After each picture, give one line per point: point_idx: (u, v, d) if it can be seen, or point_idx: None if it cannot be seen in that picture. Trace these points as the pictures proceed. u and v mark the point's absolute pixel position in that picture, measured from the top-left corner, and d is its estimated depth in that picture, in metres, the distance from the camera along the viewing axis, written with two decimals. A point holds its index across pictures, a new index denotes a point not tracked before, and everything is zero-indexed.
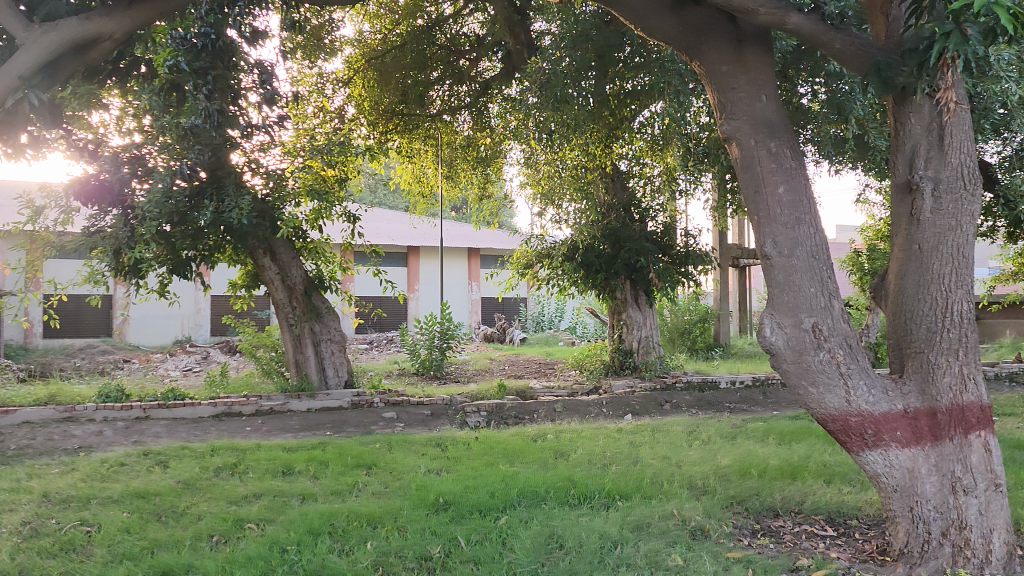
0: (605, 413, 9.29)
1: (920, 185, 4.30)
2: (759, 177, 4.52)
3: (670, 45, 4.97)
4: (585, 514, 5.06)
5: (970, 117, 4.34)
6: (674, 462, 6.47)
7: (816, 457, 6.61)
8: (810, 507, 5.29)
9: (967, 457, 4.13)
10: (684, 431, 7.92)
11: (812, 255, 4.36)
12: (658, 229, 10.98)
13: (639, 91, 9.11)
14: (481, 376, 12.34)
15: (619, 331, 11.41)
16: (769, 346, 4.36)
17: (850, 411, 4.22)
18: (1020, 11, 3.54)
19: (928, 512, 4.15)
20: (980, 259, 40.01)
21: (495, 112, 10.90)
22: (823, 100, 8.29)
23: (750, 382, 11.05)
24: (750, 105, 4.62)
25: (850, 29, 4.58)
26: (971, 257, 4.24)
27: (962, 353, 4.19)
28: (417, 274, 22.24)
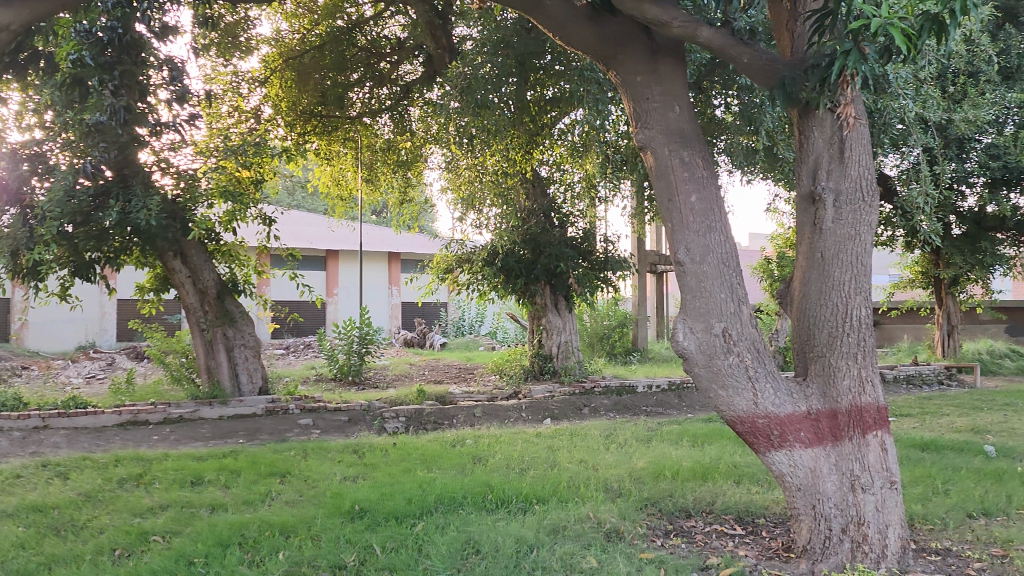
0: (524, 418, 9.34)
1: (822, 196, 4.49)
2: (672, 186, 4.63)
3: (588, 55, 5.06)
4: (501, 519, 5.09)
5: (869, 132, 4.55)
6: (591, 466, 6.56)
7: (726, 458, 6.82)
8: (721, 506, 5.44)
9: (865, 456, 4.33)
10: (601, 435, 8.04)
11: (722, 262, 4.49)
12: (579, 234, 11.15)
13: (559, 98, 9.21)
14: (400, 381, 12.25)
15: (539, 336, 11.54)
16: (682, 350, 4.45)
17: (758, 413, 4.35)
18: (913, 32, 3.74)
19: (830, 509, 4.32)
20: (881, 267, 42.07)
21: (415, 116, 10.91)
22: (736, 112, 8.53)
23: (666, 386, 11.29)
24: (663, 115, 4.73)
25: (758, 44, 4.77)
26: (869, 265, 4.45)
27: (860, 356, 4.38)
28: (336, 278, 21.91)
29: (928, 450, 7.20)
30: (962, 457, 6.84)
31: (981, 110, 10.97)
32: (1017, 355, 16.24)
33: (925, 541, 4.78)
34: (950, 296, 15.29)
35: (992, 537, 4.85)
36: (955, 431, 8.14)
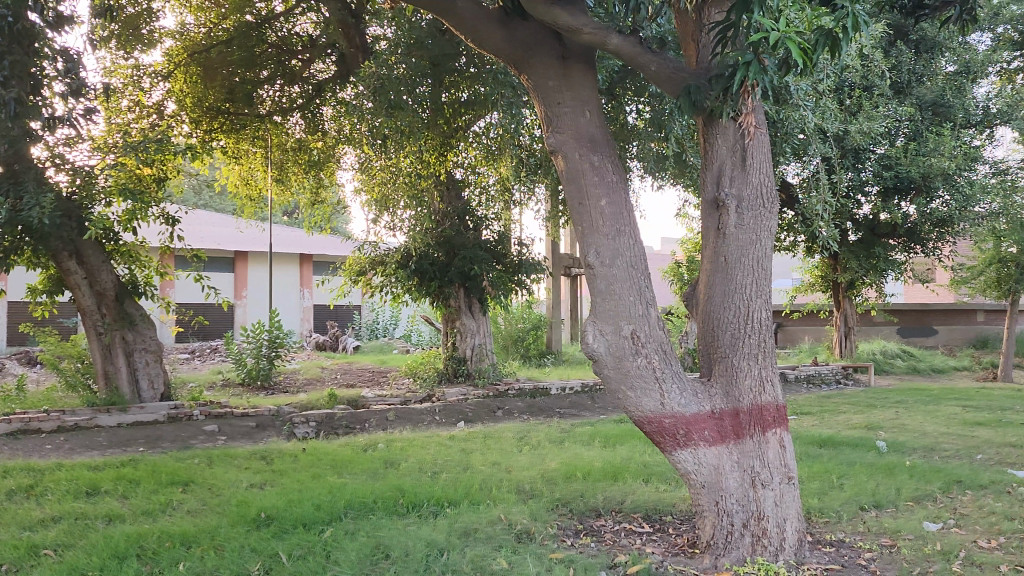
0: (437, 420, 9.31)
1: (726, 202, 4.63)
2: (583, 189, 4.69)
3: (500, 58, 5.08)
4: (412, 523, 5.05)
5: (770, 141, 4.73)
6: (504, 468, 6.58)
7: (636, 458, 6.95)
8: (629, 506, 5.54)
9: (764, 453, 4.49)
10: (514, 437, 8.08)
11: (631, 266, 4.57)
12: (492, 237, 11.25)
13: (473, 101, 9.18)
14: (312, 385, 12.03)
15: (452, 339, 11.46)
16: (592, 352, 4.52)
17: (664, 413, 4.44)
18: (809, 46, 3.91)
19: (732, 505, 4.45)
20: (784, 271, 43.84)
21: (327, 116, 10.74)
22: (648, 119, 8.67)
23: (579, 388, 11.44)
24: (574, 120, 4.79)
25: (666, 53, 4.89)
26: (769, 269, 4.62)
27: (761, 357, 4.54)
28: (245, 280, 21.39)
29: (826, 446, 7.53)
30: (856, 453, 7.17)
31: (874, 122, 11.49)
32: (908, 355, 17.13)
33: (820, 534, 4.99)
34: (847, 299, 16.04)
35: (882, 527, 5.10)
36: (851, 428, 8.53)
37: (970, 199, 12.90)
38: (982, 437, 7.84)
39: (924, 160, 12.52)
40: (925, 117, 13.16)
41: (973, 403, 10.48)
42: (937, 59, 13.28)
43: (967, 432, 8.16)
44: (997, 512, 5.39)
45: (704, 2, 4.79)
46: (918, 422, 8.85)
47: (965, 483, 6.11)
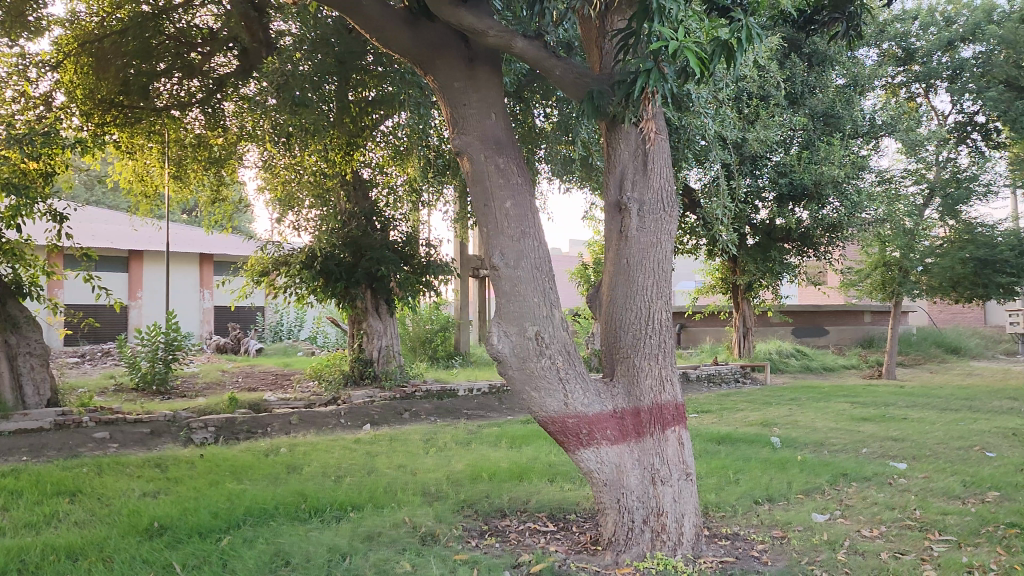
0: (343, 423, 9.17)
1: (628, 206, 4.74)
2: (489, 191, 4.71)
3: (405, 58, 5.06)
4: (315, 528, 4.96)
5: (669, 147, 4.86)
6: (410, 471, 6.54)
7: (542, 458, 7.02)
8: (534, 505, 5.60)
9: (663, 451, 4.61)
10: (421, 439, 8.04)
11: (535, 267, 4.62)
12: (400, 238, 11.08)
13: (381, 100, 8.90)
14: (211, 389, 11.67)
15: (359, 340, 11.31)
16: (497, 353, 4.54)
17: (568, 413, 4.50)
18: (705, 55, 4.05)
19: (632, 502, 4.54)
20: (683, 275, 45.39)
21: (228, 112, 10.44)
22: (555, 122, 8.75)
23: (486, 389, 11.47)
24: (480, 121, 4.81)
25: (570, 58, 4.97)
26: (669, 271, 4.74)
27: (661, 357, 4.66)
28: (140, 281, 20.63)
29: (723, 442, 7.79)
30: (752, 449, 7.44)
31: (770, 131, 11.98)
32: (801, 354, 17.90)
33: (716, 527, 5.16)
34: (746, 301, 16.66)
35: (774, 520, 5.31)
36: (748, 425, 8.85)
37: (857, 206, 13.51)
38: (867, 432, 8.27)
39: (816, 168, 13.13)
40: (817, 127, 13.77)
41: (859, 400, 11.04)
42: (828, 72, 13.94)
43: (854, 427, 8.59)
44: (879, 502, 5.70)
45: (607, 9, 4.88)
46: (809, 419, 9.26)
47: (851, 475, 6.43)
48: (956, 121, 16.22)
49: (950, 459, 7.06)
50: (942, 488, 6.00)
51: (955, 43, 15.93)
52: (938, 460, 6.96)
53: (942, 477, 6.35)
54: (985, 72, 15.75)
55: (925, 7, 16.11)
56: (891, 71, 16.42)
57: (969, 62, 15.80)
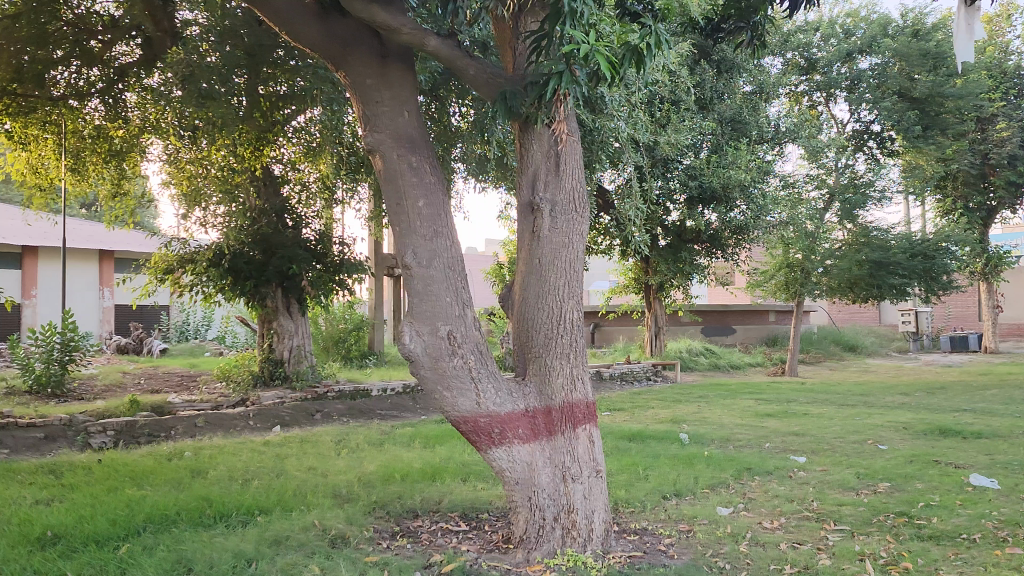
0: (252, 425, 8.96)
1: (541, 205, 4.77)
2: (400, 190, 4.67)
3: (316, 53, 4.97)
4: (219, 534, 4.81)
5: (581, 148, 4.92)
6: (320, 473, 6.42)
7: (454, 458, 7.01)
8: (447, 505, 5.59)
9: (574, 449, 4.67)
10: (333, 440, 7.93)
11: (447, 267, 4.61)
12: (313, 237, 10.89)
13: (294, 95, 8.78)
14: (111, 391, 11.20)
15: (268, 340, 11.06)
16: (408, 353, 4.49)
17: (479, 413, 4.50)
18: (615, 60, 4.13)
19: (544, 500, 4.58)
20: (597, 276, 46.20)
21: (130, 103, 9.97)
22: (471, 122, 8.72)
23: (400, 389, 11.40)
24: (392, 120, 4.75)
25: (483, 58, 4.99)
26: (580, 271, 4.80)
27: (572, 356, 4.71)
28: (34, 278, 19.63)
29: (634, 439, 7.96)
30: (661, 446, 7.62)
31: (681, 135, 12.25)
32: (710, 352, 18.42)
33: (626, 523, 5.25)
34: (657, 300, 17.08)
35: (680, 514, 5.45)
36: (658, 422, 9.06)
37: (762, 210, 14.04)
38: (770, 428, 8.58)
39: (724, 171, 13.52)
40: (726, 132, 14.16)
41: (763, 396, 11.46)
42: (736, 79, 14.29)
43: (757, 423, 8.90)
44: (779, 495, 5.92)
45: (521, 10, 4.90)
46: (716, 416, 9.54)
47: (754, 470, 6.66)
48: (853, 129, 17.00)
49: (847, 452, 7.39)
50: (838, 480, 6.27)
51: (853, 54, 16.62)
52: (835, 454, 7.28)
53: (838, 470, 6.64)
54: (880, 83, 16.64)
55: (827, 19, 16.67)
56: (794, 80, 16.98)
57: (866, 73, 16.57)
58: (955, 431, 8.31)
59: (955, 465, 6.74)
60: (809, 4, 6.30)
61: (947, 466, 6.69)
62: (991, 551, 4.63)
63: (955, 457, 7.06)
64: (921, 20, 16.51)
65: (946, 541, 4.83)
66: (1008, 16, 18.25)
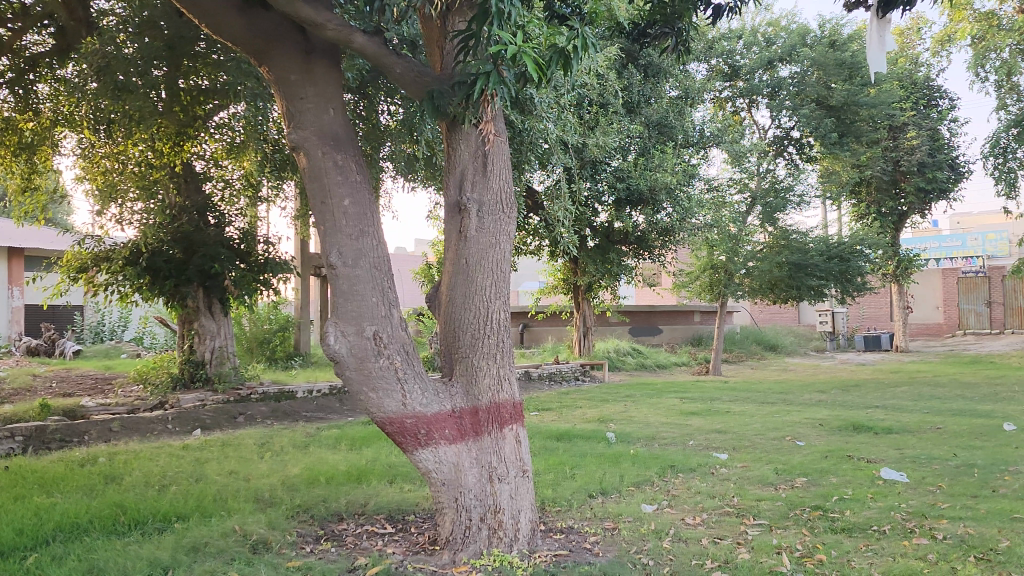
0: (171, 430, 8.70)
1: (468, 206, 4.75)
2: (325, 189, 4.59)
3: (238, 47, 4.86)
4: (133, 542, 4.65)
5: (508, 149, 4.93)
6: (241, 477, 6.27)
7: (381, 460, 6.94)
8: (373, 508, 5.53)
9: (501, 449, 4.69)
10: (256, 444, 7.74)
11: (373, 267, 4.56)
12: (236, 236, 10.62)
13: (216, 90, 8.57)
14: (19, 395, 10.70)
15: (189, 341, 10.72)
16: (333, 354, 4.41)
17: (406, 413, 4.46)
18: (543, 61, 4.15)
19: (470, 500, 4.57)
20: (525, 278, 46.45)
21: (42, 94, 9.56)
22: (399, 121, 8.64)
23: (327, 390, 11.24)
24: (317, 117, 4.67)
25: (409, 56, 4.96)
26: (507, 272, 4.81)
27: (499, 356, 4.72)
28: None
29: (562, 439, 8.02)
30: (587, 445, 7.71)
31: (609, 137, 12.38)
32: (637, 352, 18.71)
33: (552, 522, 5.29)
34: (586, 301, 17.30)
35: (606, 512, 5.52)
36: (585, 422, 9.14)
37: (687, 212, 14.32)
38: (694, 426, 8.77)
39: (651, 174, 13.72)
40: (652, 136, 14.40)
41: (688, 395, 11.71)
42: (662, 84, 14.52)
43: (682, 422, 9.08)
44: (701, 492, 6.05)
45: (448, 10, 4.87)
46: (642, 415, 9.70)
47: (678, 467, 6.80)
48: (774, 135, 17.51)
49: (766, 449, 7.61)
50: (758, 476, 6.45)
51: (774, 62, 17.10)
52: (755, 450, 7.48)
53: (758, 466, 6.83)
54: (799, 91, 17.22)
55: (749, 27, 17.05)
56: (718, 85, 17.35)
57: (786, 81, 17.10)
58: (868, 427, 8.63)
59: (868, 459, 7.01)
60: (731, 13, 6.46)
61: (860, 460, 6.95)
62: (899, 541, 4.82)
63: (867, 452, 7.34)
64: (838, 31, 17.10)
65: (858, 533, 5.01)
66: (918, 30, 19.12)
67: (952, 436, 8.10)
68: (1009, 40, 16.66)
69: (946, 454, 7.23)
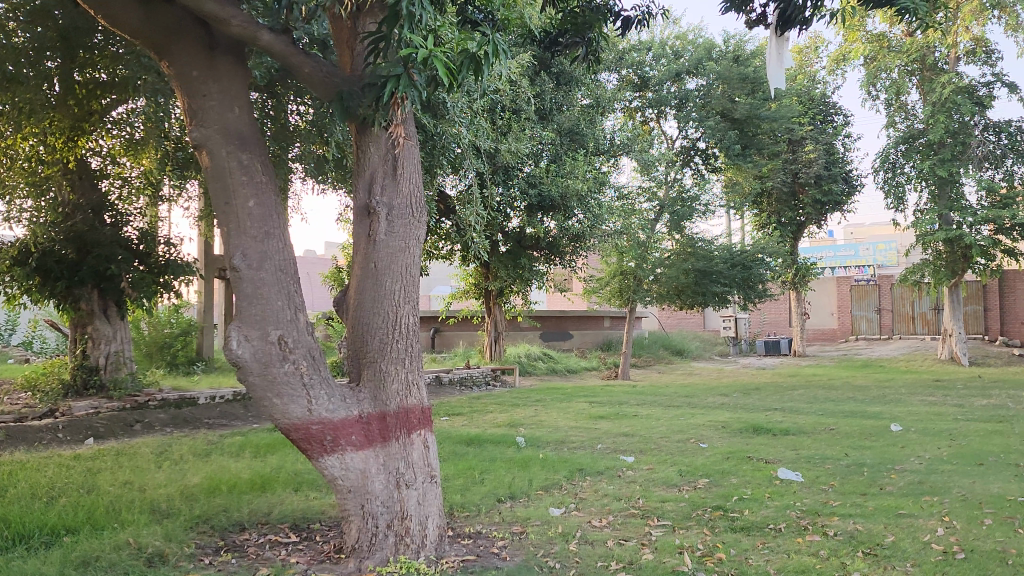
0: (61, 439, 8.27)
1: (377, 209, 4.69)
2: (229, 189, 4.46)
3: (137, 41, 4.68)
4: (16, 558, 4.40)
5: (418, 152, 4.90)
6: (137, 488, 6.01)
7: (286, 467, 6.79)
8: (276, 517, 5.40)
9: (409, 454, 4.64)
10: (153, 453, 7.44)
11: (279, 269, 4.46)
12: (134, 236, 10.25)
13: (114, 84, 8.22)
14: None
15: (82, 346, 10.21)
16: (236, 359, 4.27)
17: (311, 420, 4.37)
18: (454, 65, 4.14)
19: (377, 507, 4.52)
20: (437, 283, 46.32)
21: None
22: (309, 121, 8.45)
23: (230, 396, 10.90)
24: (221, 114, 4.52)
25: (318, 56, 4.87)
26: (416, 276, 4.78)
27: (408, 361, 4.68)
28: None
29: (471, 444, 8.01)
30: (497, 449, 7.73)
31: (521, 143, 12.46)
32: (547, 357, 18.87)
33: (460, 527, 5.28)
34: (497, 306, 17.36)
35: (514, 516, 5.55)
36: (495, 426, 9.16)
37: (598, 219, 14.53)
38: (602, 430, 8.91)
39: (562, 181, 13.79)
40: (565, 143, 14.54)
41: (596, 399, 11.88)
42: (574, 92, 14.69)
43: (590, 425, 9.21)
44: (608, 494, 6.15)
45: (359, 10, 4.80)
46: (551, 419, 9.79)
47: (585, 470, 6.89)
48: (681, 145, 18.00)
49: (671, 451, 7.80)
50: (662, 478, 6.61)
51: (681, 75, 17.57)
52: (660, 453, 7.67)
53: (663, 468, 7.00)
54: (705, 103, 17.74)
55: (659, 39, 17.46)
56: (629, 95, 17.70)
57: (693, 93, 17.59)
58: (766, 429, 8.95)
59: (766, 460, 7.29)
60: (639, 25, 6.61)
61: (759, 461, 7.21)
62: (794, 539, 5.01)
63: (765, 453, 7.61)
64: (741, 46, 17.76)
65: (755, 531, 5.19)
66: (816, 49, 20.02)
67: (845, 437, 8.50)
68: (898, 61, 17.69)
69: (839, 454, 7.58)
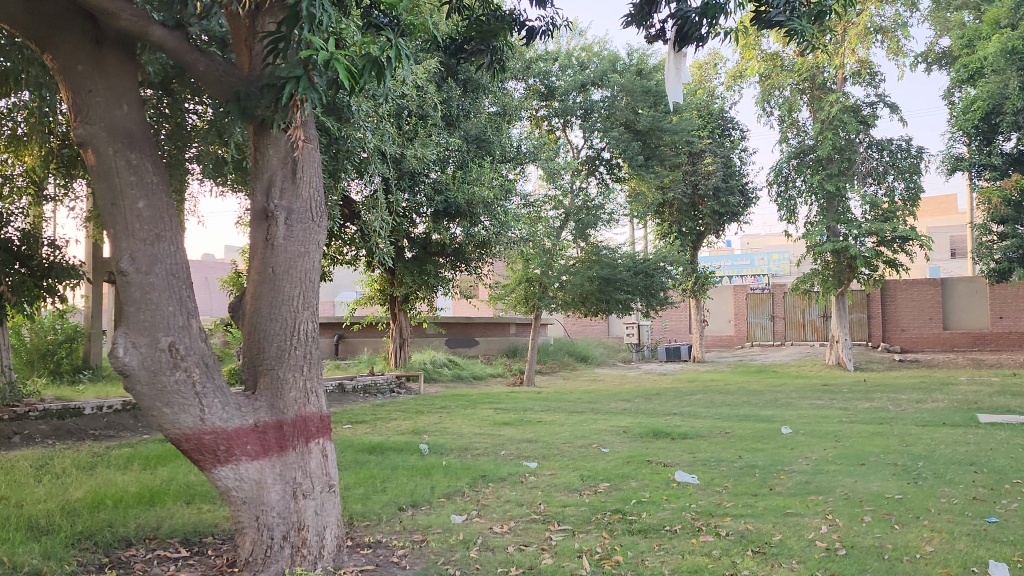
0: None
1: (275, 213, 4.58)
2: (116, 189, 4.27)
3: (17, 31, 4.43)
4: None
5: (318, 155, 4.80)
6: (13, 504, 5.66)
7: (178, 479, 6.54)
8: (165, 531, 5.19)
9: (307, 464, 4.55)
10: (32, 466, 7.03)
11: (170, 274, 4.30)
12: (15, 237, 9.62)
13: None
14: None
15: None
16: (122, 367, 4.09)
17: (204, 429, 4.22)
18: (355, 69, 4.06)
19: (272, 518, 4.40)
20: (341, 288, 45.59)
21: None
22: (207, 120, 8.15)
23: (119, 406, 10.43)
24: (108, 112, 4.33)
25: (216, 55, 4.73)
26: (315, 281, 4.69)
27: (306, 369, 4.59)
28: None
29: (374, 452, 7.90)
30: (400, 457, 7.66)
31: (427, 149, 12.39)
32: (453, 364, 18.86)
33: (359, 537, 5.20)
34: (402, 312, 17.23)
35: (415, 525, 5.51)
36: (398, 433, 9.09)
37: (504, 226, 14.60)
38: (506, 436, 8.96)
39: (469, 188, 13.74)
40: (471, 149, 14.47)
41: (500, 406, 11.94)
42: (480, 99, 14.61)
43: (494, 432, 9.26)
44: (510, 500, 6.19)
45: (258, 10, 4.67)
46: (456, 425, 9.78)
47: (488, 477, 6.90)
48: (586, 155, 18.32)
49: (573, 456, 7.92)
50: (563, 483, 6.68)
51: (587, 85, 17.89)
52: (562, 458, 7.77)
53: (565, 473, 7.09)
54: (609, 114, 18.07)
55: (565, 50, 17.75)
56: (535, 104, 17.91)
57: (597, 104, 17.92)
58: (665, 433, 9.20)
59: (664, 463, 7.48)
60: (544, 36, 6.68)
61: (657, 465, 7.38)
62: (688, 539, 5.16)
63: (663, 456, 7.81)
64: (644, 60, 18.21)
65: (652, 533, 5.31)
66: (714, 66, 20.71)
67: (738, 440, 8.82)
68: (790, 79, 18.65)
69: (733, 456, 7.85)
